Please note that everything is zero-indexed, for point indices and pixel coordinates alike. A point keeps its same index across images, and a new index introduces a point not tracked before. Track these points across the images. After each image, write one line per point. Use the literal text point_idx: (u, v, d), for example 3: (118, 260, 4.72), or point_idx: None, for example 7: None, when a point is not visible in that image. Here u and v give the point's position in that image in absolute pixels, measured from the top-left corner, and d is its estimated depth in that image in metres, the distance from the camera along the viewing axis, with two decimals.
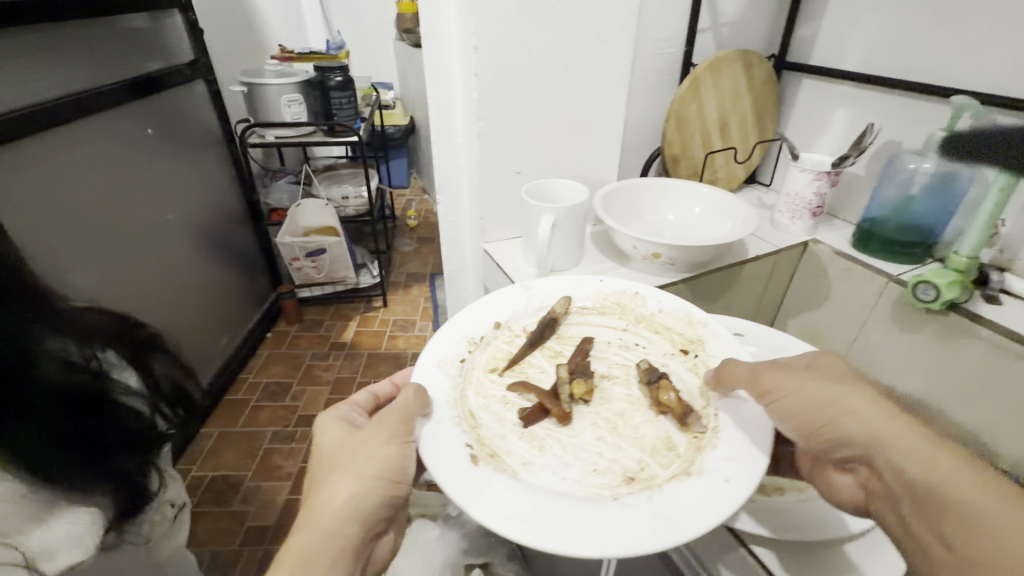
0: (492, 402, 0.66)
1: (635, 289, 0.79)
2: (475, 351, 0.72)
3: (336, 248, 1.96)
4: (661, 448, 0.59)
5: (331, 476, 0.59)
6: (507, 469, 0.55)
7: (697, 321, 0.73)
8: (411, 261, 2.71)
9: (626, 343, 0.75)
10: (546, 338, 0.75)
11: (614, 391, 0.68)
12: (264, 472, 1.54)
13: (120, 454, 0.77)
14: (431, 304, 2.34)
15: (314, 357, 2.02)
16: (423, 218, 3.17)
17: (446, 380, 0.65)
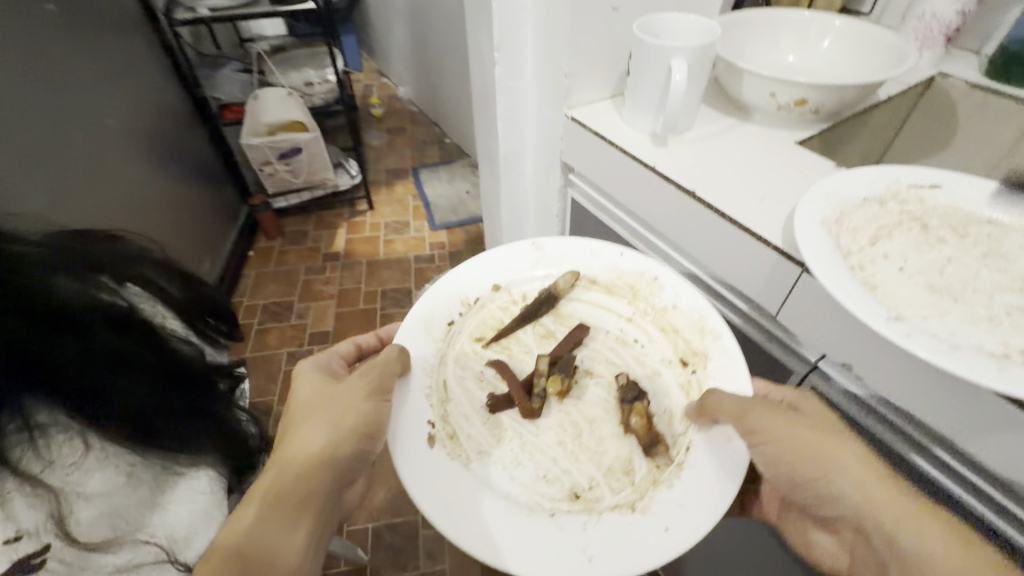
0: (467, 377, 0.63)
1: (650, 275, 0.68)
2: (467, 315, 0.69)
3: (312, 146, 1.71)
4: (618, 471, 0.55)
5: (303, 417, 0.57)
6: (457, 456, 0.55)
7: (706, 330, 0.61)
8: (387, 156, 2.46)
9: (622, 338, 0.66)
10: (541, 315, 0.70)
11: (592, 394, 0.62)
12: (290, 394, 1.47)
13: (179, 399, 0.70)
14: (422, 201, 2.17)
15: (309, 271, 1.86)
16: (387, 105, 2.82)
17: (428, 338, 0.65)
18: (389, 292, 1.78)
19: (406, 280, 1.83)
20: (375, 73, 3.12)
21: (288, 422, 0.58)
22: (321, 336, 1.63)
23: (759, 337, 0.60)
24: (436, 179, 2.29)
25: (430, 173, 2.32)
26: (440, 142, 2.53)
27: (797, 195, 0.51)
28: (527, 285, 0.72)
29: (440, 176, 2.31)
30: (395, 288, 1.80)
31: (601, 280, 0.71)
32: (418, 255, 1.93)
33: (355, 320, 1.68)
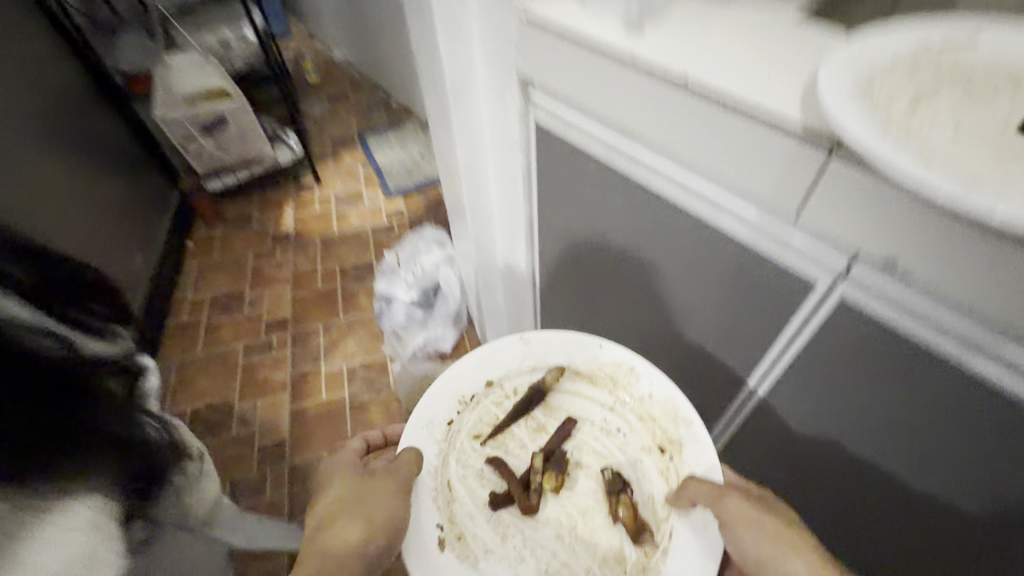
0: (468, 475, 0.70)
1: (627, 364, 0.72)
2: (465, 413, 0.73)
3: (239, 116, 1.54)
4: (610, 559, 0.64)
5: (345, 512, 0.63)
6: (464, 553, 0.64)
7: (676, 418, 0.68)
8: (330, 124, 2.27)
9: (604, 429, 0.73)
10: (533, 411, 0.75)
11: (583, 484, 0.70)
12: (255, 389, 1.36)
13: (46, 405, 0.52)
14: (374, 169, 2.01)
15: (258, 256, 1.70)
16: (324, 69, 2.59)
17: (433, 441, 0.70)
18: (350, 268, 1.65)
19: (367, 253, 1.70)
20: (306, 36, 2.85)
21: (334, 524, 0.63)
22: (280, 324, 1.50)
23: (771, 249, 0.51)
24: (387, 144, 2.13)
25: (380, 138, 2.15)
26: (387, 105, 2.35)
27: (813, 68, 0.42)
28: (515, 379, 0.76)
29: (391, 140, 2.14)
30: (356, 263, 1.67)
31: (582, 371, 0.75)
32: (376, 226, 1.79)
33: (317, 302, 1.55)
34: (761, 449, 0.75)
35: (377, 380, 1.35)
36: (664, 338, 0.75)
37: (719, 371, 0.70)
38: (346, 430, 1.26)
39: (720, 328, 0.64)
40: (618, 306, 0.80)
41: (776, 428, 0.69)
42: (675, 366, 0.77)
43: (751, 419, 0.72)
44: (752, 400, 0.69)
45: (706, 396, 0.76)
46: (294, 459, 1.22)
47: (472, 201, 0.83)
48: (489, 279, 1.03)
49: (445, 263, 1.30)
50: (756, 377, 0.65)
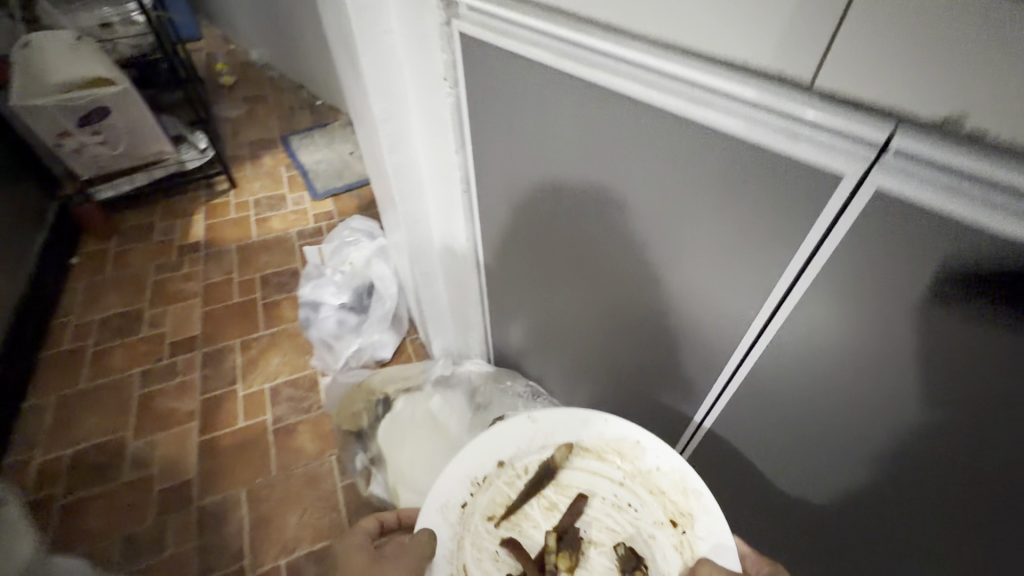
0: (484, 560, 0.63)
1: (634, 438, 0.66)
2: (478, 494, 0.65)
3: (127, 108, 1.34)
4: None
5: None
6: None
7: (687, 492, 0.62)
8: (247, 126, 2.06)
9: (615, 503, 0.67)
10: (545, 487, 0.68)
11: (596, 563, 0.63)
12: (154, 421, 1.13)
13: None
14: (298, 170, 1.83)
15: (161, 271, 1.47)
16: (239, 70, 2.38)
17: (448, 528, 0.62)
18: (272, 277, 1.45)
19: (291, 259, 1.50)
20: (221, 37, 2.62)
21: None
22: (187, 344, 1.28)
23: (778, 135, 0.36)
24: (312, 144, 1.94)
25: (304, 139, 1.97)
26: (312, 104, 2.16)
27: None
28: (526, 457, 0.68)
29: (316, 140, 1.96)
30: (278, 270, 1.47)
31: (592, 447, 0.68)
32: (301, 230, 1.60)
33: (232, 317, 1.34)
34: (748, 442, 0.61)
35: (306, 399, 1.16)
36: (632, 307, 0.60)
37: (699, 340, 0.55)
38: (267, 461, 1.07)
39: (703, 275, 0.48)
40: (574, 275, 0.64)
41: (775, 409, 0.54)
42: (645, 340, 0.62)
43: (736, 401, 0.58)
44: (746, 368, 0.53)
45: (681, 376, 0.62)
46: (202, 502, 1.01)
47: (394, 155, 0.69)
48: (426, 266, 0.88)
49: (377, 257, 1.13)
50: (754, 334, 0.49)
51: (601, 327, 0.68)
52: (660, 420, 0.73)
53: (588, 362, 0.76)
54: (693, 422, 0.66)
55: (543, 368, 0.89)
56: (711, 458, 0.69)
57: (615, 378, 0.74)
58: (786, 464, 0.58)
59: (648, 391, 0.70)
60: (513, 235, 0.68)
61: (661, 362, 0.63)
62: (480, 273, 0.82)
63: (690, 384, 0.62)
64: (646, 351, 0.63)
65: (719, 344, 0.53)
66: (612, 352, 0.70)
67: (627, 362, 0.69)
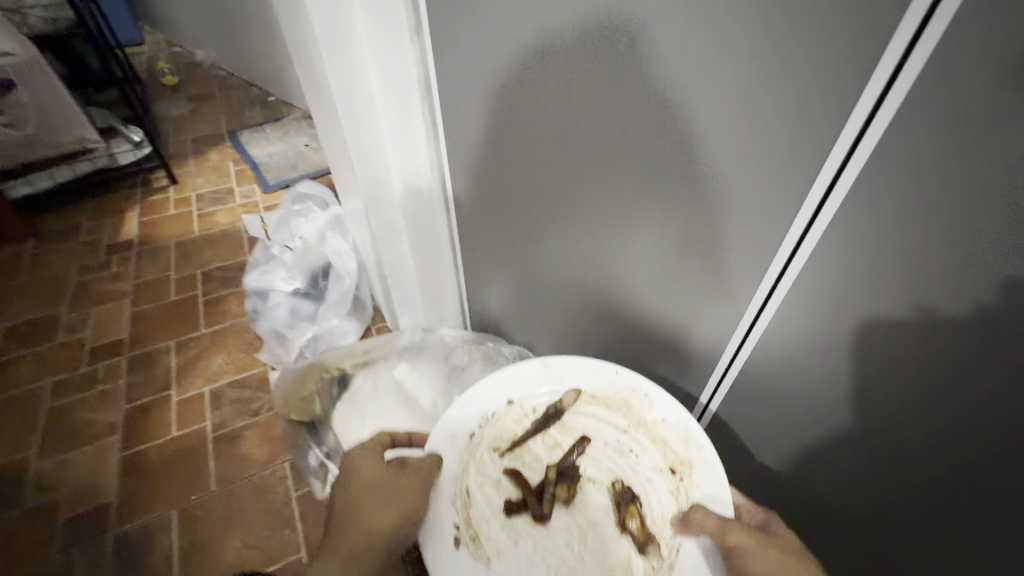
0: (486, 486, 0.57)
1: (641, 388, 0.58)
2: (486, 429, 0.59)
3: (40, 83, 1.20)
4: (617, 567, 0.52)
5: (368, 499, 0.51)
6: (480, 555, 0.53)
7: (687, 443, 0.54)
8: (190, 123, 1.89)
9: (617, 449, 0.58)
10: (550, 426, 0.60)
11: (593, 498, 0.56)
12: (65, 439, 0.95)
13: None
14: (247, 163, 1.67)
15: (85, 271, 1.29)
16: (184, 70, 2.22)
17: (454, 453, 0.57)
18: (216, 272, 1.28)
19: (239, 252, 1.33)
20: (165, 39, 2.46)
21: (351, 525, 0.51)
22: (111, 348, 1.10)
23: None
24: (262, 138, 1.79)
25: (254, 133, 1.81)
26: (263, 100, 2.01)
27: None
28: (536, 397, 0.60)
29: (267, 133, 1.81)
30: (224, 265, 1.30)
31: (600, 394, 0.59)
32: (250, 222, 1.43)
33: (167, 317, 1.16)
34: (804, 376, 0.46)
35: (254, 400, 1.00)
36: (640, 209, 0.47)
37: (736, 232, 0.41)
38: (205, 474, 0.89)
39: (740, 123, 0.35)
40: (563, 179, 0.52)
41: (845, 317, 0.39)
42: (660, 254, 0.48)
43: (783, 317, 0.44)
44: (800, 262, 0.39)
45: (712, 297, 0.48)
46: (120, 529, 0.83)
47: (334, 60, 0.56)
48: (384, 217, 0.74)
49: (331, 230, 0.99)
50: (816, 204, 0.35)
51: (602, 251, 0.54)
52: (677, 373, 0.59)
53: (585, 306, 0.62)
54: (725, 358, 0.52)
55: (533, 329, 0.75)
56: (750, 410, 0.54)
57: (622, 323, 0.59)
58: (853, 402, 0.43)
59: (665, 332, 0.56)
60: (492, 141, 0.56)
61: (681, 283, 0.49)
62: (450, 213, 0.70)
63: (722, 306, 0.48)
64: (661, 270, 0.50)
65: (766, 230, 0.39)
66: (615, 286, 0.56)
67: (632, 295, 0.55)
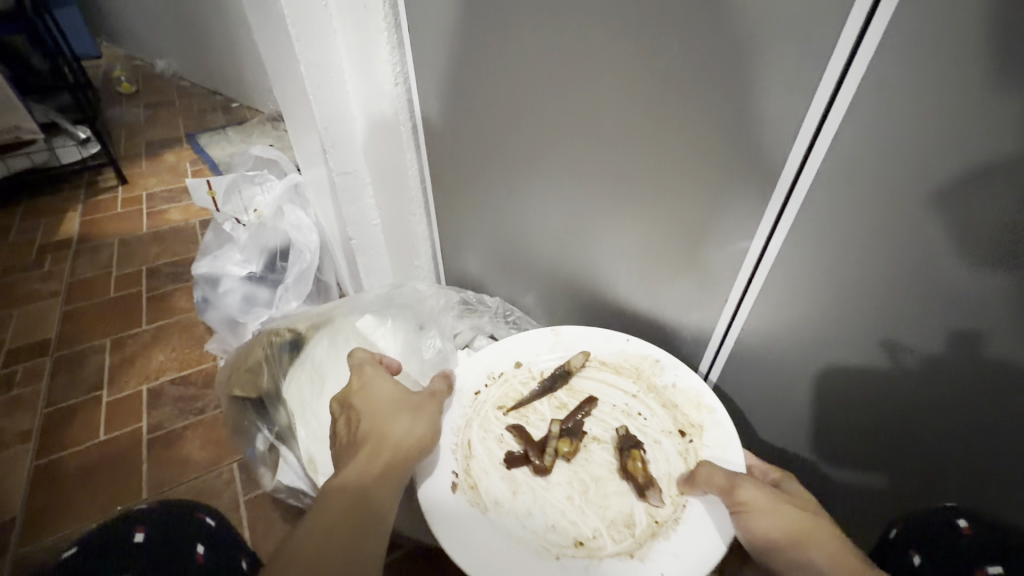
0: (488, 439, 0.48)
1: (653, 355, 0.52)
2: (491, 388, 0.52)
3: None
4: (619, 521, 0.42)
5: (389, 414, 0.42)
6: (477, 503, 0.43)
7: (698, 405, 0.48)
8: (146, 128, 1.78)
9: (625, 411, 0.49)
10: (557, 388, 0.51)
11: (597, 455, 0.46)
12: None
13: None
14: (205, 163, 1.56)
15: (12, 271, 1.15)
16: (144, 81, 2.12)
17: (458, 407, 0.50)
18: (163, 267, 1.15)
19: (190, 248, 1.21)
20: (122, 54, 2.35)
21: (372, 433, 0.40)
22: (35, 350, 0.96)
23: None
24: (223, 140, 1.69)
25: (213, 136, 1.71)
26: (226, 106, 1.92)
27: None
28: (544, 360, 0.54)
29: (228, 135, 1.71)
30: (173, 260, 1.17)
31: (610, 359, 0.53)
32: (205, 219, 1.32)
33: (104, 314, 1.03)
34: (845, 277, 0.38)
35: (198, 399, 0.87)
36: (650, 78, 0.39)
37: (760, 81, 0.33)
38: (135, 483, 0.75)
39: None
40: (549, 68, 0.44)
41: (900, 175, 0.32)
42: (667, 138, 0.41)
43: (820, 198, 0.36)
44: (842, 105, 0.31)
45: (728, 189, 0.40)
46: (21, 552, 0.68)
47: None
48: (344, 161, 0.65)
49: (290, 202, 0.89)
50: (866, 11, 0.28)
51: (596, 152, 0.46)
52: (686, 309, 0.51)
53: (578, 238, 0.54)
54: (744, 272, 0.44)
55: (517, 284, 0.66)
56: (776, 336, 0.46)
57: (621, 250, 0.51)
58: (910, 293, 0.35)
59: (670, 253, 0.47)
60: (462, 31, 0.48)
61: (691, 175, 0.41)
62: (420, 144, 0.62)
63: (741, 199, 0.39)
64: (667, 162, 0.42)
65: (797, 65, 0.31)
66: (612, 199, 0.48)
67: (632, 207, 0.47)
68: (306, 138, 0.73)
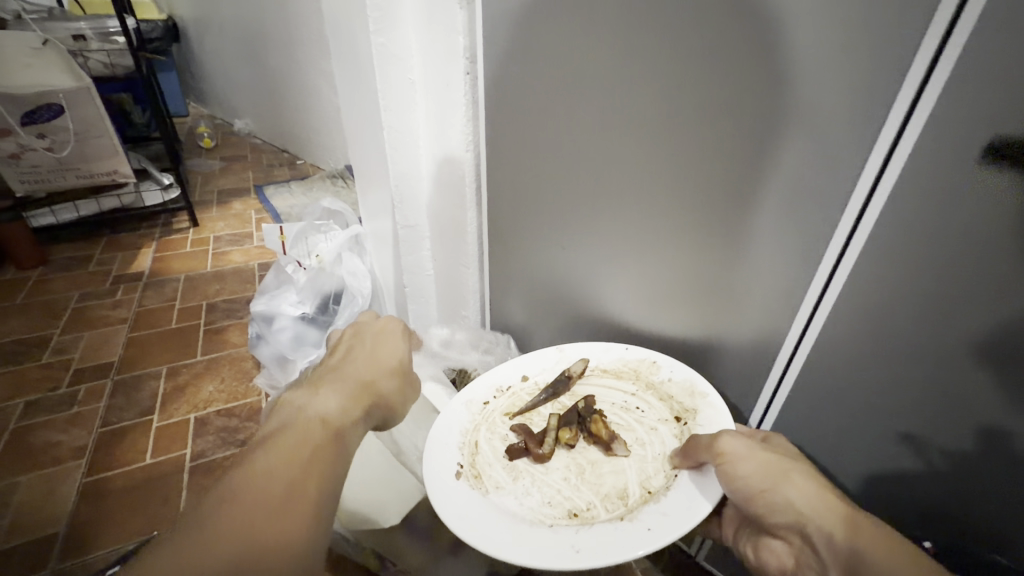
0: (495, 440, 0.55)
1: (650, 357, 0.57)
2: (499, 399, 0.59)
3: (85, 112, 1.24)
4: (613, 495, 0.48)
5: (374, 364, 0.49)
6: (478, 487, 0.50)
7: (692, 392, 0.53)
8: (220, 178, 1.96)
9: (623, 407, 0.56)
10: (560, 394, 0.58)
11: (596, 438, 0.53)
12: (22, 461, 0.84)
13: None
14: (268, 212, 1.69)
15: (86, 297, 1.25)
16: (222, 137, 2.35)
17: (466, 413, 0.57)
18: (221, 303, 1.23)
19: (247, 288, 1.29)
20: (206, 114, 2.63)
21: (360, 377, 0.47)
22: (97, 370, 1.03)
23: None
24: (287, 192, 1.82)
25: (278, 188, 1.85)
26: (292, 163, 2.09)
27: None
28: (547, 374, 0.61)
29: (292, 188, 1.86)
30: (230, 298, 1.25)
31: (610, 367, 0.59)
32: (263, 262, 1.41)
33: (161, 343, 1.10)
34: (891, 341, 0.41)
35: (241, 430, 0.90)
36: (710, 151, 0.44)
37: (818, 148, 0.38)
38: (173, 508, 0.77)
39: (825, 20, 0.34)
40: (613, 141, 0.50)
41: (940, 240, 0.35)
42: (715, 201, 0.45)
43: (874, 256, 0.39)
44: (887, 183, 0.36)
45: (780, 244, 0.44)
46: (60, 566, 0.70)
47: (380, 36, 0.58)
48: (411, 216, 0.72)
49: (349, 250, 0.96)
50: (904, 109, 0.34)
51: (648, 214, 0.51)
52: (739, 366, 0.53)
53: (631, 296, 0.58)
54: (797, 324, 0.46)
55: (564, 336, 0.70)
56: (828, 395, 0.47)
57: (661, 302, 0.55)
58: (967, 356, 0.37)
59: (710, 309, 0.52)
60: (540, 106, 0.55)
61: (736, 236, 0.46)
62: (481, 203, 0.67)
63: (790, 260, 0.44)
64: (713, 227, 0.47)
65: (853, 134, 0.36)
66: (664, 260, 0.52)
67: (677, 267, 0.52)
68: (375, 193, 0.81)
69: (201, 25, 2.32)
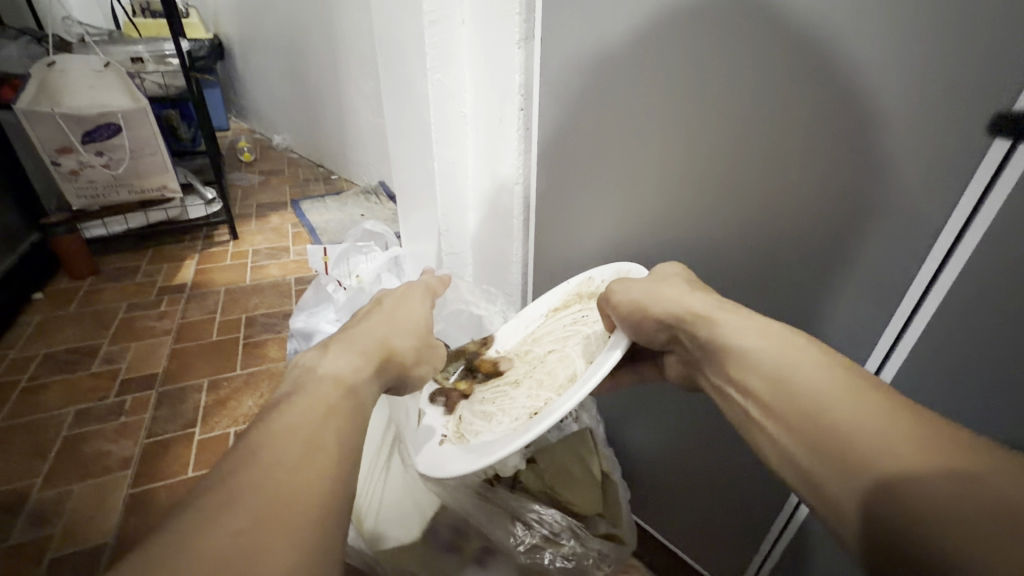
0: (475, 407, 0.59)
1: (587, 275, 0.63)
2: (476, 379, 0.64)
3: (141, 130, 1.30)
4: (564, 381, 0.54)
5: (389, 323, 0.52)
6: (462, 441, 0.53)
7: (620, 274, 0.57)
8: (258, 192, 2.02)
9: (575, 321, 0.61)
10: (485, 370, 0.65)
11: (551, 358, 0.59)
12: (74, 470, 0.87)
13: None
14: (304, 227, 1.73)
15: (133, 308, 1.30)
16: (260, 152, 2.43)
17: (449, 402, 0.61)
18: (259, 316, 1.26)
19: (285, 302, 1.32)
20: (246, 128, 2.72)
21: (378, 332, 0.50)
22: (142, 381, 1.06)
23: None
24: (322, 207, 1.86)
25: (314, 202, 1.90)
26: (327, 177, 2.14)
27: None
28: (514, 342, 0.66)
29: (327, 202, 1.90)
30: (269, 312, 1.28)
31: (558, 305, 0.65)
32: (299, 276, 1.44)
33: (204, 356, 1.13)
34: (956, 379, 0.40)
35: None
36: (782, 180, 0.44)
37: (907, 181, 0.37)
38: None
39: (902, 81, 0.35)
40: (675, 170, 0.51)
41: (1016, 293, 0.35)
42: (783, 232, 0.46)
43: (964, 294, 0.37)
44: (979, 228, 0.35)
45: (854, 282, 0.43)
46: None
47: (436, 72, 0.64)
48: (456, 244, 0.79)
49: (388, 270, 0.98)
50: (1005, 148, 0.33)
51: (709, 243, 0.52)
52: None
53: None
54: (876, 354, 0.45)
55: None
56: None
57: None
58: None
59: None
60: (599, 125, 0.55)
61: (806, 269, 0.46)
62: (528, 232, 0.71)
63: (868, 296, 0.43)
64: (781, 255, 0.47)
65: (945, 171, 0.36)
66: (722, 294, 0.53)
67: (738, 296, 0.52)
68: (415, 214, 0.84)
69: (246, 44, 2.41)
